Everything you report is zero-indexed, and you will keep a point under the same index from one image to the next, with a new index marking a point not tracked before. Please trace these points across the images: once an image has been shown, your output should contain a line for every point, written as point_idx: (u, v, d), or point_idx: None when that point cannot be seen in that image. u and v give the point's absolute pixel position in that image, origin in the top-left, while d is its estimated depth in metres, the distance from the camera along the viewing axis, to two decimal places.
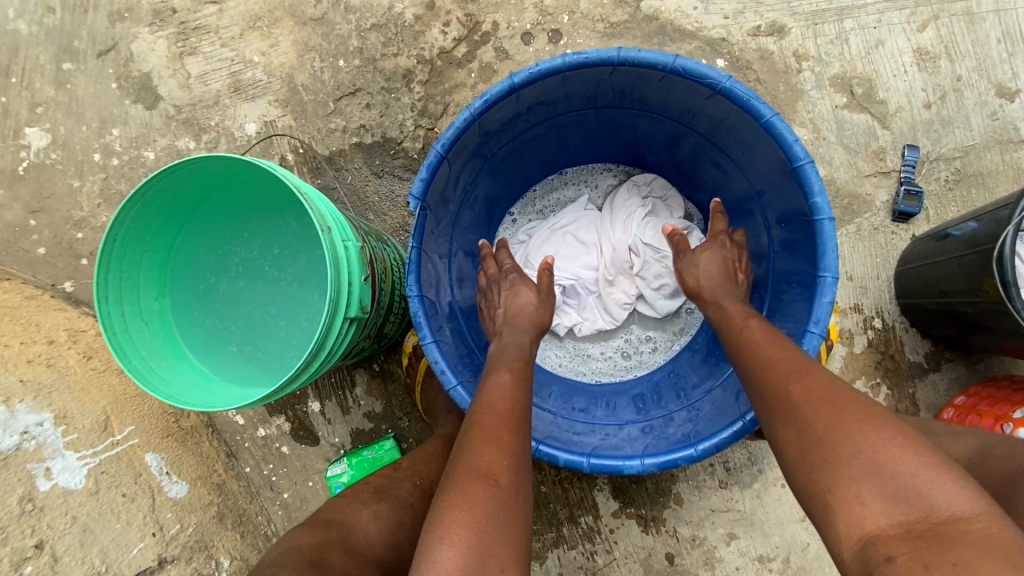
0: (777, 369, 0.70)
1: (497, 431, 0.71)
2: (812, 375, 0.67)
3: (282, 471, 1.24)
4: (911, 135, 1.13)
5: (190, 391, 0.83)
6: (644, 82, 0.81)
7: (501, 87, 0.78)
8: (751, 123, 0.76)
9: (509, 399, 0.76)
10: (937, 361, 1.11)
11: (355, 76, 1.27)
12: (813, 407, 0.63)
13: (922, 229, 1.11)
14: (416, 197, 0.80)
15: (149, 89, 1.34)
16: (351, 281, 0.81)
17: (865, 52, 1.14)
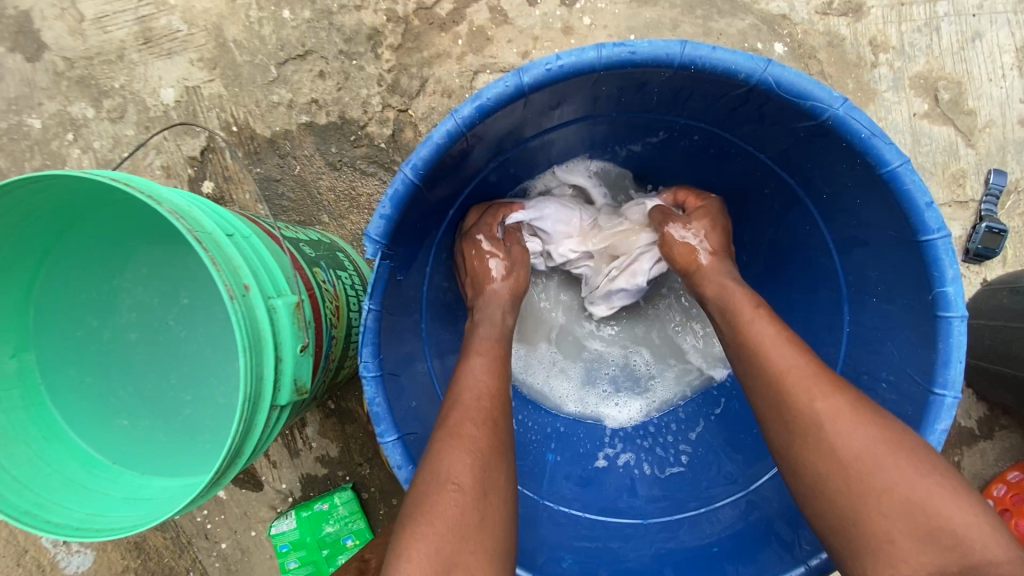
0: (788, 382, 0.56)
1: (489, 418, 0.59)
2: (833, 387, 0.54)
3: (220, 518, 1.04)
4: (999, 157, 0.91)
5: (57, 493, 0.59)
6: (710, 91, 0.57)
7: (504, 89, 0.53)
8: (859, 169, 0.53)
9: (487, 392, 0.62)
10: (990, 429, 0.94)
11: (306, 35, 0.98)
12: (843, 459, 0.50)
13: (996, 273, 0.92)
14: (374, 239, 0.56)
15: (29, 33, 1.02)
16: (280, 358, 0.57)
17: (958, 47, 0.91)
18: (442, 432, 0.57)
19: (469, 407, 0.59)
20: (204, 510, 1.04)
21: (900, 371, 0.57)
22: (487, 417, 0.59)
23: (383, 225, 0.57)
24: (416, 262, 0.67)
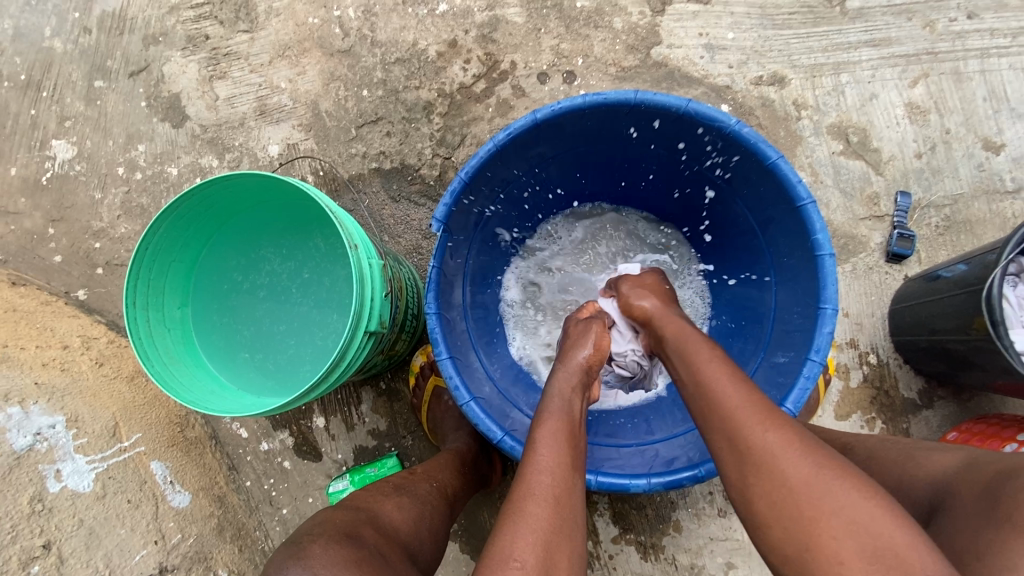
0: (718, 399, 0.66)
1: (553, 497, 0.65)
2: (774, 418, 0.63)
3: (282, 487, 1.22)
4: (903, 182, 1.19)
5: (208, 397, 0.84)
6: (658, 123, 0.86)
7: (525, 123, 0.83)
8: (755, 165, 0.81)
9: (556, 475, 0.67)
10: (929, 398, 1.14)
11: (378, 106, 1.32)
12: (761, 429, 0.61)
13: (914, 270, 1.16)
14: (439, 220, 0.84)
15: (177, 109, 1.39)
16: (374, 297, 0.84)
17: (860, 105, 1.22)
18: (511, 509, 0.64)
19: (534, 484, 0.66)
20: (270, 480, 1.21)
21: (805, 304, 0.81)
22: (559, 498, 0.65)
23: (445, 210, 0.84)
24: (462, 247, 0.93)
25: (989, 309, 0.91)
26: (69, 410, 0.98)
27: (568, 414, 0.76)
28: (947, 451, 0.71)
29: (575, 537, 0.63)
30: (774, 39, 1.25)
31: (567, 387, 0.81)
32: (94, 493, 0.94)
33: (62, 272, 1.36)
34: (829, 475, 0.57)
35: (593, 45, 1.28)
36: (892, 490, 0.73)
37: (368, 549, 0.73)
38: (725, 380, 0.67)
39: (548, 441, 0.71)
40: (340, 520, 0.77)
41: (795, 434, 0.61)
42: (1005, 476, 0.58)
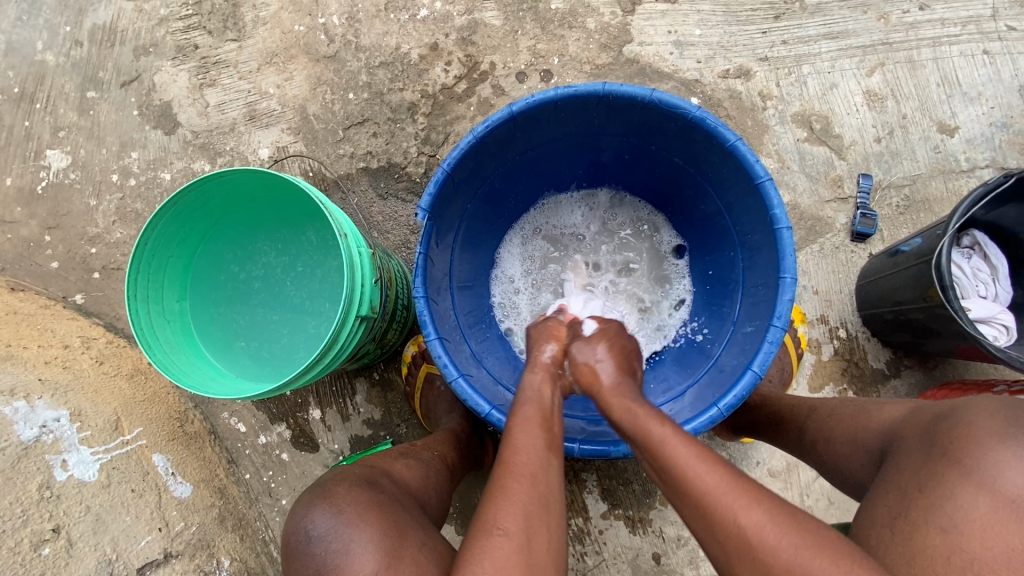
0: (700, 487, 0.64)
1: (533, 474, 0.70)
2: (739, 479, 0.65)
3: (281, 478, 1.25)
4: (865, 165, 1.26)
5: (207, 383, 0.88)
6: (628, 112, 0.92)
7: (501, 115, 0.88)
8: (718, 148, 0.87)
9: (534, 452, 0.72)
10: (897, 368, 1.20)
11: (364, 108, 1.38)
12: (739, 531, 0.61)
13: (877, 248, 1.23)
14: (424, 209, 0.89)
15: (169, 116, 1.44)
16: (364, 283, 0.89)
17: (821, 94, 1.29)
18: (496, 484, 0.69)
19: (513, 462, 0.71)
20: (269, 471, 1.25)
21: (767, 275, 0.87)
22: (538, 473, 0.70)
23: (429, 200, 0.89)
24: (446, 235, 0.98)
25: (940, 277, 0.97)
26: (72, 404, 1.02)
27: (548, 404, 0.81)
28: (894, 402, 0.80)
29: (551, 508, 0.68)
30: (739, 34, 1.31)
31: (542, 376, 0.86)
32: (98, 482, 0.98)
33: (58, 277, 1.40)
34: (806, 560, 0.58)
35: (568, 45, 1.34)
36: (846, 440, 0.81)
37: (386, 495, 0.79)
38: (699, 466, 0.65)
39: (524, 426, 0.75)
40: (358, 472, 0.82)
41: (766, 515, 0.61)
42: (943, 419, 0.67)
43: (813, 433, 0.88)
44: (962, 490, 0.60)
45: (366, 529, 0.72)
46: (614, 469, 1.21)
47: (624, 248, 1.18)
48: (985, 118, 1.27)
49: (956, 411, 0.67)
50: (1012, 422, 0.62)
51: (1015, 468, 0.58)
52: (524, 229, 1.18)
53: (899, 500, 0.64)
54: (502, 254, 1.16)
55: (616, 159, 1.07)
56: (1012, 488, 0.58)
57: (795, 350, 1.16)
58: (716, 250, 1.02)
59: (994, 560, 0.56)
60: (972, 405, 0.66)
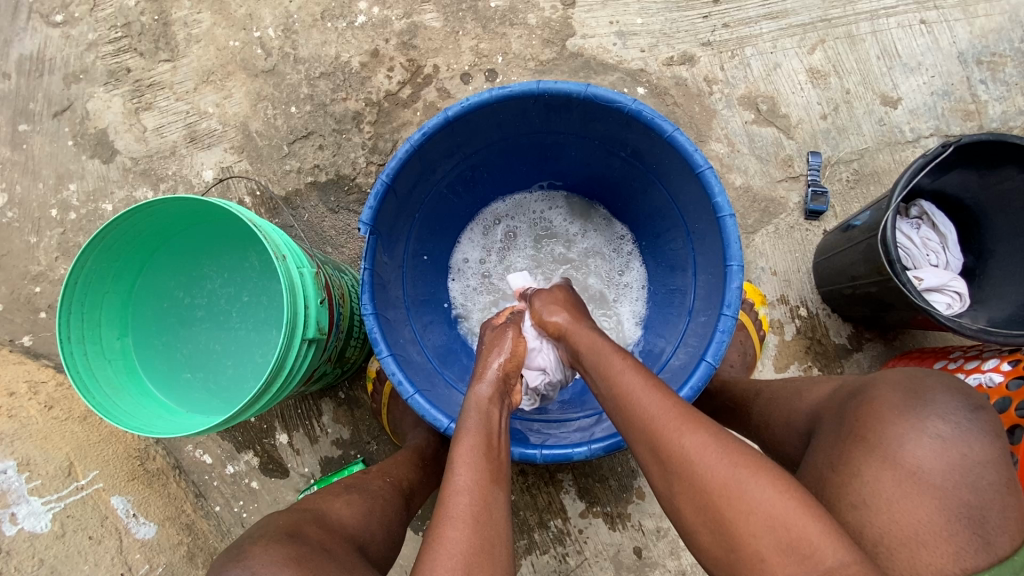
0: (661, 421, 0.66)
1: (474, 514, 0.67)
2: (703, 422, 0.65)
3: (253, 507, 1.22)
4: (813, 143, 1.27)
5: (152, 422, 0.85)
6: (565, 109, 0.90)
7: (436, 122, 0.86)
8: (657, 140, 0.86)
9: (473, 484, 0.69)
10: (859, 341, 1.21)
11: (308, 121, 1.34)
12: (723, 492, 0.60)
13: (831, 224, 1.24)
14: (365, 223, 0.86)
15: (106, 144, 1.38)
16: (308, 305, 0.86)
17: (766, 74, 1.29)
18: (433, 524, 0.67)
19: (453, 506, 0.68)
20: (240, 501, 1.21)
21: (715, 263, 0.86)
22: (473, 509, 0.67)
23: (370, 213, 0.87)
24: (393, 247, 0.95)
25: (886, 249, 0.98)
26: (20, 453, 1.00)
27: (488, 431, 0.77)
28: (824, 382, 0.81)
29: (496, 552, 0.65)
30: (680, 21, 1.31)
31: (484, 400, 0.82)
32: (52, 532, 0.97)
33: (4, 320, 1.34)
34: (744, 476, 0.60)
35: (511, 42, 1.32)
36: (782, 425, 0.83)
37: (308, 547, 0.73)
38: (646, 394, 0.69)
39: (466, 459, 0.72)
40: (284, 520, 0.78)
41: (709, 434, 0.64)
42: (856, 394, 0.71)
43: (755, 420, 0.89)
44: (869, 464, 0.63)
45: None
46: (589, 467, 1.21)
47: (587, 247, 1.16)
48: (926, 87, 1.29)
49: (865, 387, 0.71)
50: (913, 396, 0.67)
51: (918, 440, 0.63)
52: (494, 218, 1.16)
53: (815, 485, 0.67)
54: (467, 238, 1.16)
55: (563, 156, 1.05)
56: (913, 459, 0.62)
57: (757, 333, 1.16)
58: (666, 241, 1.02)
59: (902, 531, 0.59)
60: (881, 379, 0.71)
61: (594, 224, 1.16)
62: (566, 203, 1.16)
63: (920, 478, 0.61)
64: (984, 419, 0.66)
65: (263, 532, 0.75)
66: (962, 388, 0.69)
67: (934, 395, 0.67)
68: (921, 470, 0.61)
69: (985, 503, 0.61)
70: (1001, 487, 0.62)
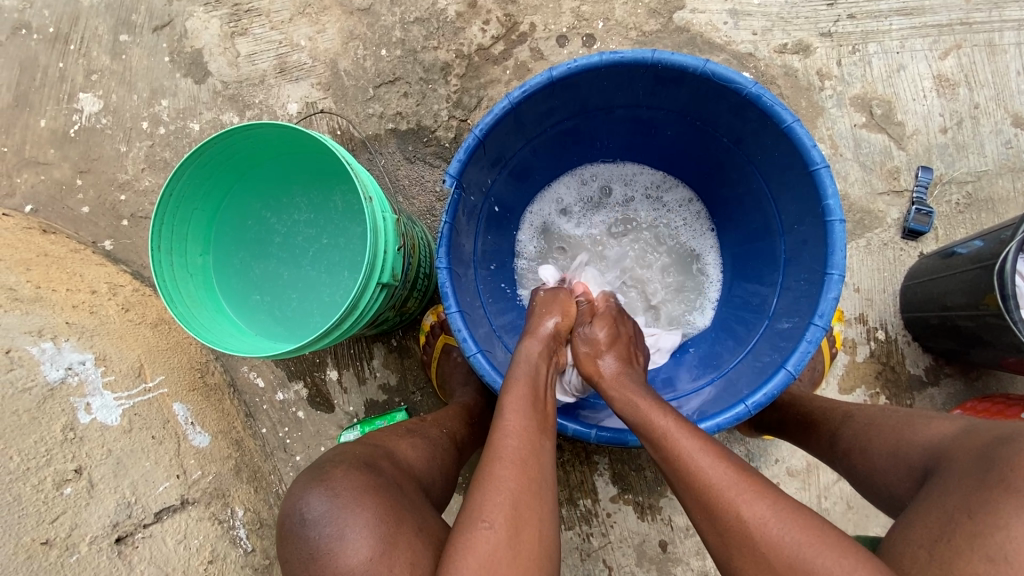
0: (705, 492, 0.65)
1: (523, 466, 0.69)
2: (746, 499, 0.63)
3: (296, 435, 1.27)
4: (926, 157, 1.17)
5: (226, 338, 0.88)
6: (676, 84, 0.85)
7: (540, 80, 0.83)
8: (771, 128, 0.80)
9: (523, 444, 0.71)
10: (936, 375, 1.14)
11: (396, 66, 1.33)
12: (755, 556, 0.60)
13: (930, 247, 1.15)
14: (452, 175, 0.84)
15: (199, 65, 1.41)
16: (386, 249, 0.86)
17: (886, 76, 1.19)
18: (480, 474, 0.69)
19: (501, 448, 0.71)
20: (285, 427, 1.27)
21: (811, 270, 0.81)
22: (527, 462, 0.70)
23: (458, 166, 0.85)
24: (473, 205, 0.94)
25: (1002, 283, 0.90)
26: (98, 349, 1.02)
27: (535, 381, 0.80)
28: (946, 419, 0.76)
29: (543, 494, 0.68)
30: (802, 6, 1.21)
31: (535, 353, 0.84)
32: (121, 427, 0.96)
33: (89, 222, 1.41)
34: (809, 556, 0.58)
35: (615, 8, 1.26)
36: (886, 454, 0.78)
37: (383, 480, 0.77)
38: (673, 439, 0.70)
39: (514, 405, 0.75)
40: (359, 451, 0.82)
41: (769, 504, 0.62)
42: (1001, 443, 0.64)
43: (847, 442, 0.85)
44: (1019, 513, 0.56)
45: (360, 512, 0.72)
46: (627, 454, 1.19)
47: (665, 230, 1.11)
48: None
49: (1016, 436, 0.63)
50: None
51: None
52: (583, 179, 1.12)
53: (941, 524, 0.61)
54: (568, 179, 1.11)
55: (660, 134, 1.00)
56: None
57: (829, 349, 1.10)
58: (756, 240, 0.97)
59: None
60: None
61: (680, 211, 1.11)
62: (658, 181, 1.11)
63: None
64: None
65: (341, 460, 0.79)
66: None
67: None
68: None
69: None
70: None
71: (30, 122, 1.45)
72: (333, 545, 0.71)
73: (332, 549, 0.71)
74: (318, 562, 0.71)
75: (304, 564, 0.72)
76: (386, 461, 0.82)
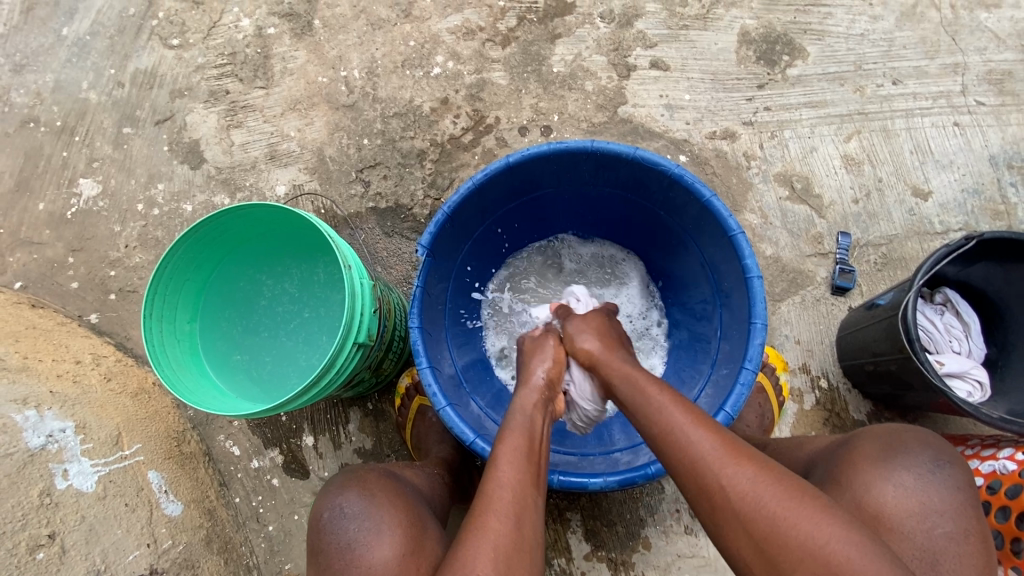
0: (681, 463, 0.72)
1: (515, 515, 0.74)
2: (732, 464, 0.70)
3: (270, 504, 1.28)
4: (843, 224, 1.34)
5: (211, 400, 0.94)
6: (615, 166, 1.00)
7: (499, 165, 0.97)
8: (695, 202, 0.95)
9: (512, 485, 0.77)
10: (878, 420, 1.23)
11: (376, 153, 1.48)
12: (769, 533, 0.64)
13: (856, 302, 1.29)
14: (424, 245, 0.95)
15: (196, 153, 1.55)
16: (363, 312, 0.95)
17: (802, 156, 1.38)
18: (475, 523, 0.73)
19: (496, 499, 0.75)
20: (259, 496, 1.27)
21: (741, 321, 0.93)
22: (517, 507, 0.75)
23: (429, 237, 0.96)
24: (443, 272, 1.04)
25: (906, 329, 1.03)
26: (78, 417, 1.06)
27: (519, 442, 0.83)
28: (823, 437, 0.92)
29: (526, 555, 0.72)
30: (726, 100, 1.42)
31: (529, 404, 0.91)
32: (96, 493, 1.00)
33: (77, 297, 1.47)
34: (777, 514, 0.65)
35: (568, 104, 1.45)
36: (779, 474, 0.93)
37: (413, 504, 0.92)
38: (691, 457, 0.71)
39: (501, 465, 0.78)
40: (379, 476, 0.94)
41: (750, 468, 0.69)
42: (841, 446, 0.82)
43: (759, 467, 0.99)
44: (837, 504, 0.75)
45: (394, 513, 0.86)
46: (598, 509, 1.22)
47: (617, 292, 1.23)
48: (957, 184, 1.36)
49: (851, 439, 0.82)
50: (889, 449, 0.77)
51: (884, 486, 0.74)
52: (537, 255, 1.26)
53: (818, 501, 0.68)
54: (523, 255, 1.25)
55: (606, 209, 1.15)
56: (877, 503, 0.73)
57: (776, 398, 1.19)
58: (694, 297, 1.10)
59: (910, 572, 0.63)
60: (864, 433, 0.82)
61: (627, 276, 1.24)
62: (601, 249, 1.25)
63: (885, 523, 0.72)
64: (949, 473, 0.75)
65: (374, 486, 0.90)
66: (934, 445, 0.78)
67: (909, 446, 0.77)
68: (885, 512, 0.73)
69: (935, 549, 0.70)
70: (955, 535, 0.71)
71: (28, 206, 1.55)
72: (368, 538, 0.83)
73: (365, 542, 0.83)
74: (353, 552, 0.83)
75: (336, 556, 0.84)
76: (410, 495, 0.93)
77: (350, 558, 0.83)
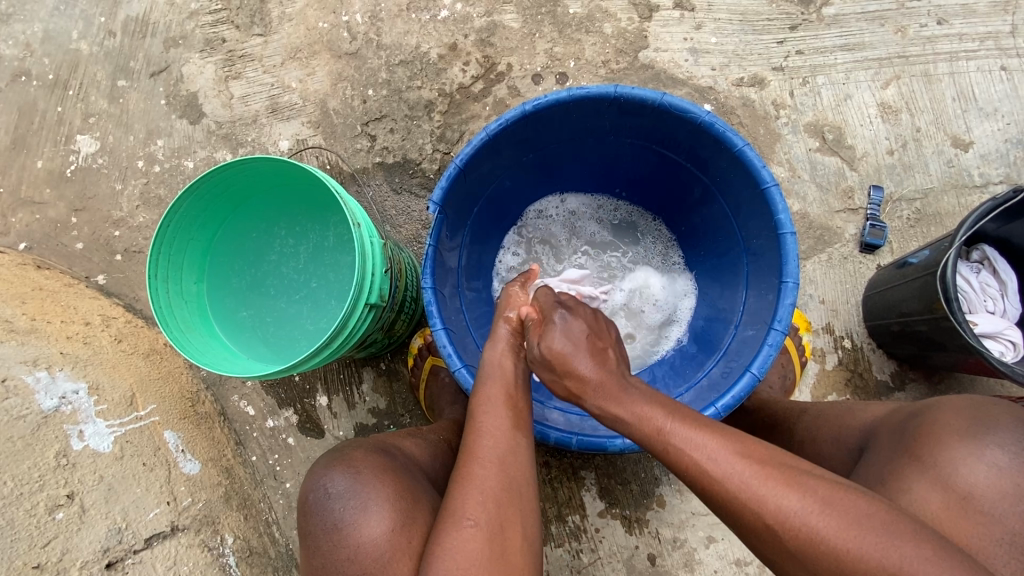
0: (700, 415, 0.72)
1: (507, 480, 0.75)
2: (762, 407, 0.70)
3: (286, 462, 1.28)
4: (876, 177, 1.27)
5: (221, 362, 0.92)
6: (640, 113, 0.93)
7: (514, 113, 0.90)
8: (726, 152, 0.89)
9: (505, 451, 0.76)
10: (902, 380, 1.20)
11: (382, 104, 1.41)
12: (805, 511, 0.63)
13: (886, 260, 1.23)
14: (436, 202, 0.90)
15: (194, 107, 1.48)
16: (374, 271, 0.91)
17: (835, 105, 1.30)
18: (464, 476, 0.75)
19: (486, 455, 0.75)
20: (275, 455, 1.28)
21: (771, 279, 0.89)
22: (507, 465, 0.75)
23: (441, 193, 0.91)
24: (456, 231, 1.00)
25: (945, 287, 0.98)
26: (91, 378, 1.05)
27: (526, 392, 0.83)
28: (881, 404, 0.89)
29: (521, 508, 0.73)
30: (755, 44, 1.32)
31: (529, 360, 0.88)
32: (113, 453, 1.00)
33: (83, 258, 1.45)
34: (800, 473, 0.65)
35: (584, 49, 1.36)
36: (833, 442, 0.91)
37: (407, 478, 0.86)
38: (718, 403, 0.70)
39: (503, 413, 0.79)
40: (369, 454, 0.87)
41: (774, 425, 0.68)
42: (917, 417, 0.78)
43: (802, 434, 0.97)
44: (917, 479, 0.71)
45: (381, 489, 0.81)
46: (613, 468, 1.22)
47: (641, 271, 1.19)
48: (1000, 133, 1.27)
49: (929, 410, 0.77)
50: (979, 424, 0.72)
51: (973, 465, 0.69)
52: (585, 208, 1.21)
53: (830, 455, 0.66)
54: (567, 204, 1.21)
55: (627, 161, 1.09)
56: (964, 482, 0.69)
57: (798, 357, 1.16)
58: (721, 255, 1.05)
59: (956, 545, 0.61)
60: (945, 404, 0.77)
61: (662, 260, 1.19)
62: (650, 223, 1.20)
63: (972, 502, 0.68)
64: None
65: (363, 465, 0.84)
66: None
67: (1002, 422, 0.71)
68: (971, 492, 0.68)
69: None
70: None
71: (27, 164, 1.50)
72: (355, 517, 0.79)
73: (352, 523, 0.79)
74: (339, 534, 0.79)
75: (324, 539, 0.80)
76: (401, 470, 0.87)
77: (337, 540, 0.80)
